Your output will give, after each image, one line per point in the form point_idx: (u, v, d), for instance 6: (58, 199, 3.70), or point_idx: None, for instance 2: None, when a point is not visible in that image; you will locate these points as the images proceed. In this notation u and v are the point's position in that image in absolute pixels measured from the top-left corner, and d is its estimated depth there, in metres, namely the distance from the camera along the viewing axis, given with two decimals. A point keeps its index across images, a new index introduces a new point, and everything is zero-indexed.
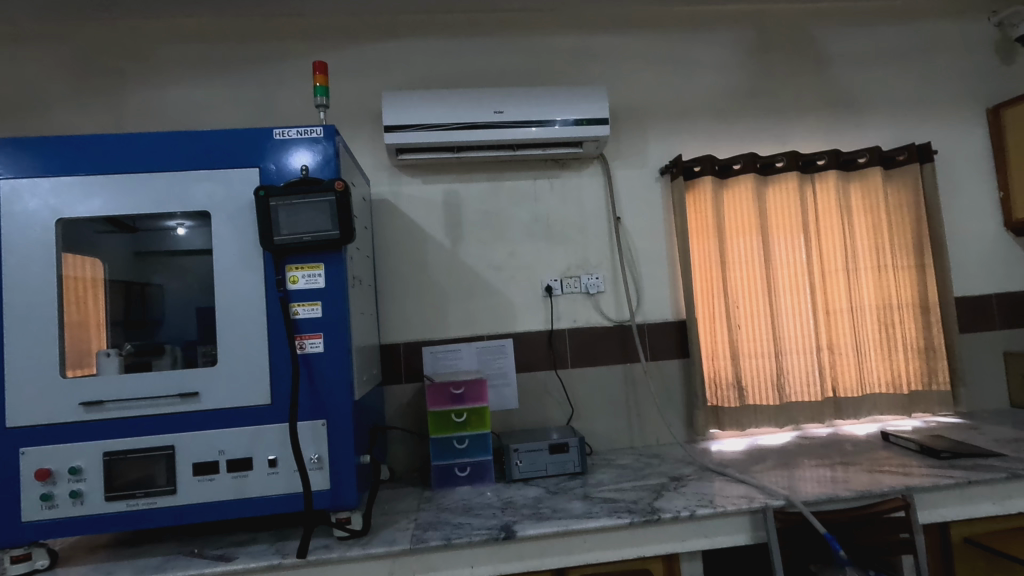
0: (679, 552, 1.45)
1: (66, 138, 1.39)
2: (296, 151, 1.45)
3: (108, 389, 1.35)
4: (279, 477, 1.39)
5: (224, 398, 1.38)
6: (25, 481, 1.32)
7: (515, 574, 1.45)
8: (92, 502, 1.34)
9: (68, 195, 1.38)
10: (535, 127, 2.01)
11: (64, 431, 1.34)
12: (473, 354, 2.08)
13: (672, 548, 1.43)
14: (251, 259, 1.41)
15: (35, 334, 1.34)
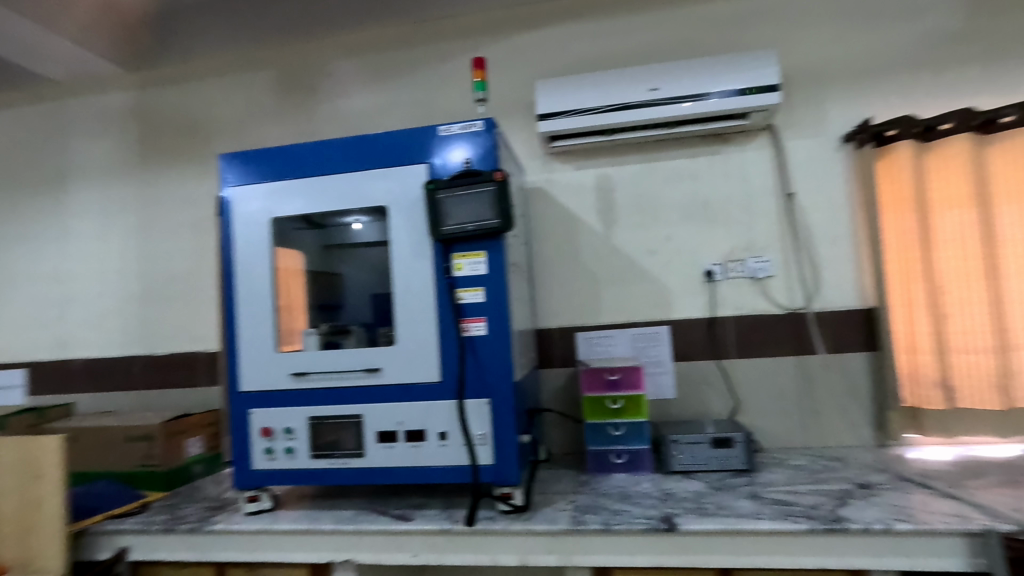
0: (868, 569, 1.29)
1: (277, 149, 1.64)
2: (459, 145, 1.54)
3: (311, 362, 1.58)
4: (448, 450, 1.50)
5: (402, 374, 1.53)
6: (254, 435, 1.60)
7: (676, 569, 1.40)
8: (301, 458, 1.57)
9: (278, 197, 1.62)
10: (690, 102, 1.90)
11: (281, 396, 1.59)
12: (628, 341, 2.04)
13: (860, 563, 1.28)
14: (422, 249, 1.54)
15: (258, 315, 1.61)
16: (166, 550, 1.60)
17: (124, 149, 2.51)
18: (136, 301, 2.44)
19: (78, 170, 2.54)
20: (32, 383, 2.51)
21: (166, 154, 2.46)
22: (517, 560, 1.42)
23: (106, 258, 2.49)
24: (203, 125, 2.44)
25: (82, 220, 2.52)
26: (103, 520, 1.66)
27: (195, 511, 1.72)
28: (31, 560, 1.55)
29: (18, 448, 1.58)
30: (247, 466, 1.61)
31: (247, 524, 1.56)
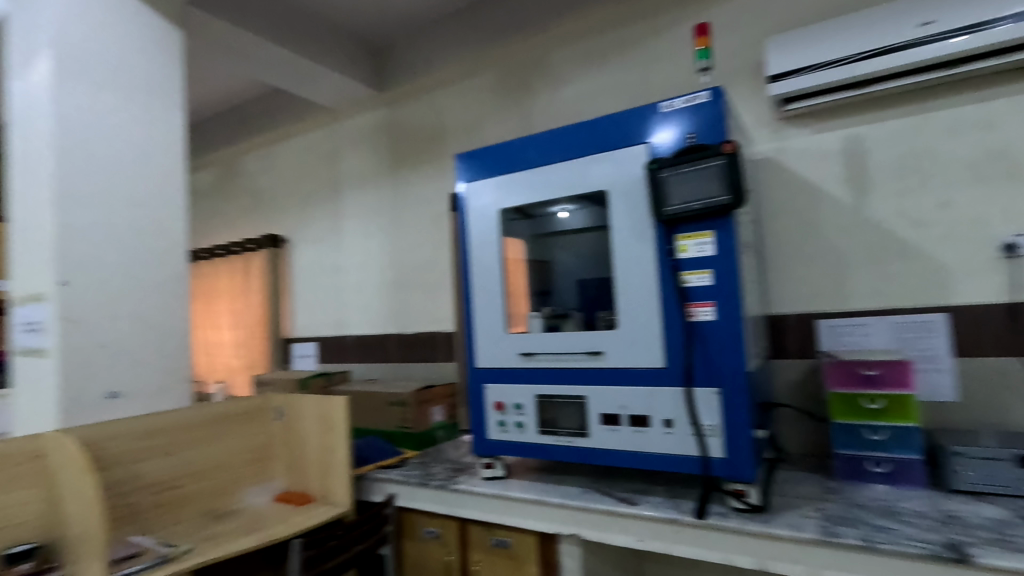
0: None
1: (503, 144, 1.76)
2: (682, 120, 1.46)
3: (538, 343, 1.67)
4: (674, 438, 1.45)
5: (624, 358, 1.52)
6: (489, 408, 1.76)
7: None
8: (529, 432, 1.68)
9: (506, 189, 1.74)
10: (966, 36, 1.57)
11: (511, 374, 1.72)
12: (888, 331, 1.73)
13: None
14: (644, 231, 1.50)
15: (491, 299, 1.75)
16: (422, 500, 1.87)
17: (378, 159, 2.97)
18: (390, 287, 2.89)
19: (347, 180, 3.09)
20: (321, 353, 3.15)
21: (410, 160, 2.84)
22: (754, 564, 1.31)
23: (368, 251, 2.98)
24: (437, 131, 2.76)
25: (351, 221, 3.06)
26: (375, 469, 2.02)
27: (442, 470, 1.97)
28: (328, 493, 1.96)
29: (317, 404, 2.01)
30: (484, 436, 1.77)
31: (485, 487, 1.73)
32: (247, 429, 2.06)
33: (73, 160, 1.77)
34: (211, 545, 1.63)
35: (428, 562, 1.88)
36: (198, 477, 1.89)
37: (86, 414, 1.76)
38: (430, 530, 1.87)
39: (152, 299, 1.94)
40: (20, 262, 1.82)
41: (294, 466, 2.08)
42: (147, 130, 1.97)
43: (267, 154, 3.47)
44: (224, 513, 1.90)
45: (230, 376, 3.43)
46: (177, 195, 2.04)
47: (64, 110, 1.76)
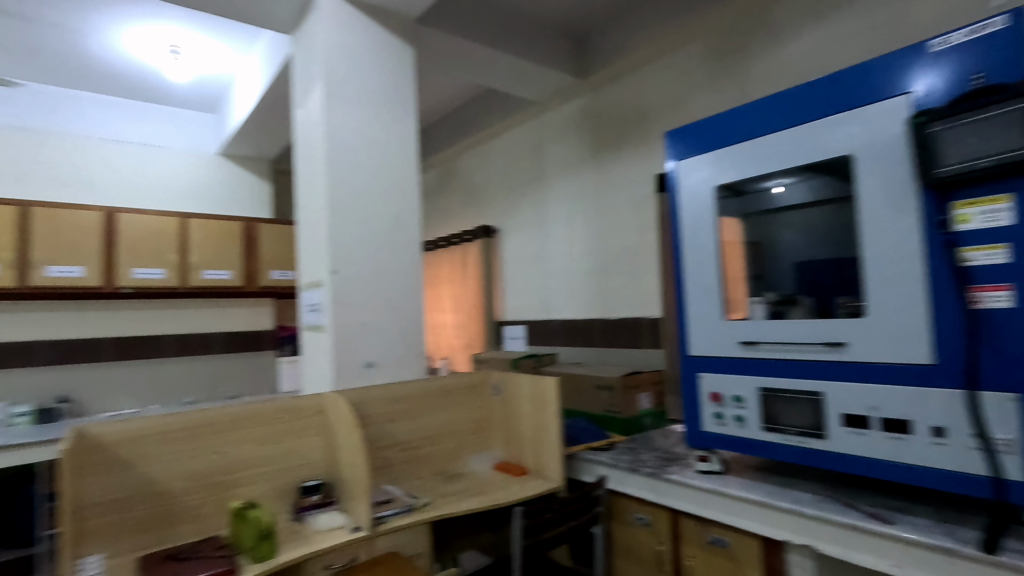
0: None
1: (719, 115, 1.63)
2: (963, 58, 1.17)
3: (762, 332, 1.51)
4: (949, 451, 1.19)
5: (876, 351, 1.30)
6: (705, 399, 1.66)
7: None
8: (753, 428, 1.54)
9: (723, 164, 1.61)
10: None
11: (731, 363, 1.59)
12: None
13: None
14: (903, 201, 1.25)
15: (706, 283, 1.64)
16: (632, 486, 1.86)
17: (582, 146, 3.00)
18: (594, 273, 2.92)
19: (552, 169, 3.19)
20: (530, 336, 3.33)
21: (614, 143, 2.82)
22: None
23: (573, 238, 3.05)
24: (642, 111, 2.68)
25: (556, 209, 3.17)
26: (585, 449, 2.08)
27: (652, 458, 1.93)
28: (541, 467, 2.07)
29: (531, 383, 2.13)
30: (698, 428, 1.68)
31: (700, 481, 1.64)
32: (470, 402, 2.29)
33: (339, 170, 2.14)
34: (445, 501, 1.85)
35: (638, 548, 1.87)
36: (433, 441, 2.16)
37: (352, 380, 2.13)
38: (640, 517, 1.86)
39: (397, 285, 2.26)
40: (305, 255, 2.28)
41: (510, 439, 2.24)
42: (390, 139, 2.29)
43: (480, 152, 3.77)
44: (453, 474, 2.14)
45: (452, 353, 3.84)
46: (413, 193, 2.34)
47: (332, 129, 2.14)
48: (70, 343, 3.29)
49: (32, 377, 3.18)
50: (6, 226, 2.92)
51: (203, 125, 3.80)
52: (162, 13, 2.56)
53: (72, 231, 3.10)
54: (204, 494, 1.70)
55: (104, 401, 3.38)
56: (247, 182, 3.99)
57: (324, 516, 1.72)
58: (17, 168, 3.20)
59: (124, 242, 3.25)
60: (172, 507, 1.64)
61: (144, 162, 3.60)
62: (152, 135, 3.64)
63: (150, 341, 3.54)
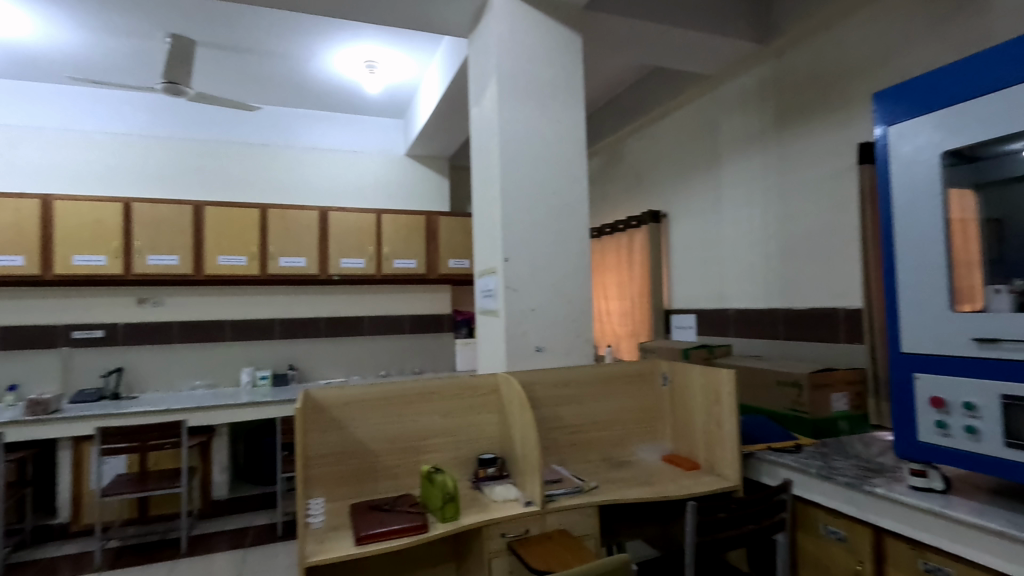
0: None
1: (946, 67, 1.36)
2: None
3: (1005, 327, 1.24)
4: None
5: None
6: (922, 404, 1.42)
7: None
8: (989, 443, 1.28)
9: (952, 125, 1.34)
10: None
11: (959, 364, 1.33)
12: None
13: None
14: None
15: (926, 269, 1.40)
16: (824, 495, 1.68)
17: (763, 119, 2.74)
18: (776, 259, 2.66)
19: (727, 148, 2.97)
20: (700, 326, 3.16)
21: (803, 113, 2.52)
22: None
23: (751, 221, 2.81)
24: (840, 73, 2.36)
25: (732, 191, 2.94)
26: (766, 449, 1.92)
27: (849, 466, 1.71)
28: (715, 464, 1.96)
29: (704, 375, 2.03)
30: (911, 437, 1.45)
31: (913, 498, 1.42)
32: (638, 390, 2.25)
33: (511, 162, 2.24)
34: (613, 488, 1.86)
35: (830, 564, 1.68)
36: (599, 427, 2.18)
37: (524, 363, 2.23)
38: (833, 530, 1.66)
39: (565, 272, 2.31)
40: (480, 245, 2.44)
41: (681, 432, 2.16)
42: (558, 129, 2.34)
43: (647, 135, 3.65)
44: (621, 462, 2.13)
45: (617, 341, 3.81)
46: (581, 181, 2.36)
47: (505, 124, 2.24)
48: (296, 321, 3.96)
49: (270, 349, 3.90)
50: (252, 225, 3.61)
51: (393, 130, 4.27)
52: (362, 34, 2.92)
53: (297, 228, 3.71)
54: (399, 456, 1.93)
55: (320, 370, 4.01)
56: (428, 179, 4.38)
57: (500, 487, 1.84)
58: (258, 177, 3.92)
59: (334, 236, 3.80)
60: (375, 465, 1.89)
61: (347, 166, 4.15)
62: (353, 142, 4.17)
63: (353, 321, 4.10)
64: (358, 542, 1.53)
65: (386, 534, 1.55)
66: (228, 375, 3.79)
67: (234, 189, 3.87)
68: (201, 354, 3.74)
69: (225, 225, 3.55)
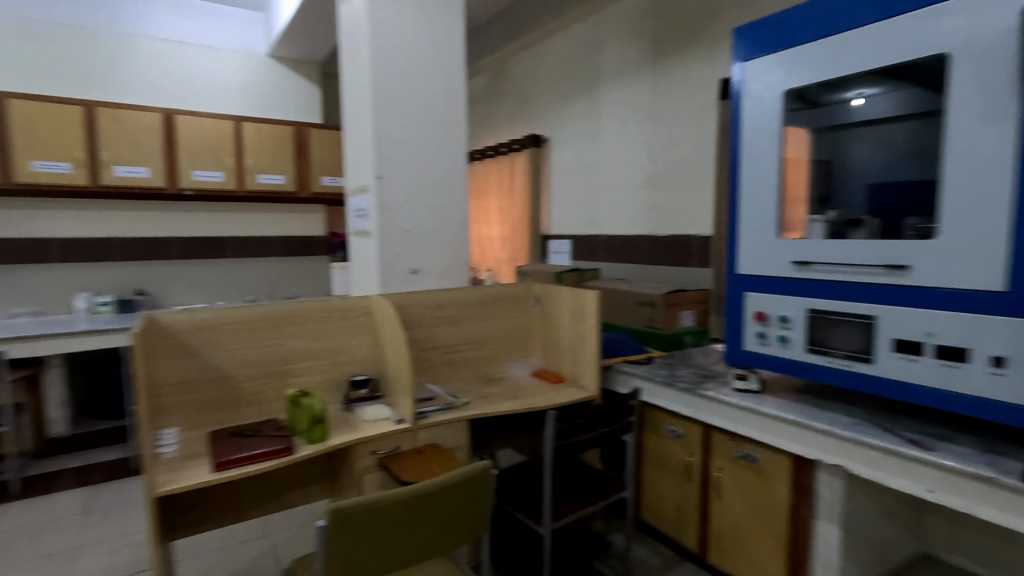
0: None
1: (772, 15, 1.54)
2: None
3: (816, 251, 1.45)
4: (1005, 382, 1.15)
5: (940, 276, 1.23)
6: (747, 319, 1.65)
7: None
8: (797, 349, 1.53)
9: (790, 68, 1.49)
10: None
11: (779, 282, 1.55)
12: None
13: None
14: (1003, 106, 1.12)
15: (760, 199, 1.58)
16: (667, 399, 1.92)
17: (641, 49, 2.79)
18: (645, 189, 2.81)
19: (608, 75, 3.00)
20: (574, 251, 3.30)
21: (676, 45, 2.59)
22: None
23: (626, 149, 2.92)
24: (712, 6, 2.42)
25: (609, 120, 3.01)
26: (622, 361, 2.12)
27: (689, 374, 1.96)
28: (578, 377, 2.12)
29: (572, 296, 2.14)
30: (739, 346, 1.68)
31: (735, 398, 1.68)
32: (511, 312, 2.33)
33: (385, 71, 2.09)
34: (485, 402, 1.95)
35: (669, 458, 1.96)
36: (474, 346, 2.24)
37: (398, 285, 2.20)
38: (672, 429, 1.93)
39: (441, 193, 2.26)
40: (351, 160, 2.28)
41: (550, 349, 2.29)
42: (438, 39, 2.20)
43: (533, 54, 3.57)
44: (493, 379, 2.23)
45: (497, 266, 3.88)
46: (459, 97, 2.27)
47: (376, 27, 2.06)
48: (141, 241, 3.51)
49: (111, 270, 3.45)
50: (76, 126, 3.06)
51: (253, 26, 3.76)
52: None
53: (137, 133, 3.21)
54: (263, 382, 1.84)
55: (175, 296, 3.64)
56: (296, 86, 3.95)
57: (370, 407, 1.84)
58: (81, 68, 3.29)
59: (183, 144, 3.34)
60: (236, 392, 1.80)
61: (198, 63, 3.61)
62: (204, 35, 3.62)
63: (213, 242, 3.73)
64: (216, 468, 1.46)
65: (246, 458, 1.50)
66: (58, 301, 3.31)
67: (48, 79, 3.21)
68: (21, 277, 3.22)
69: (39, 124, 2.97)
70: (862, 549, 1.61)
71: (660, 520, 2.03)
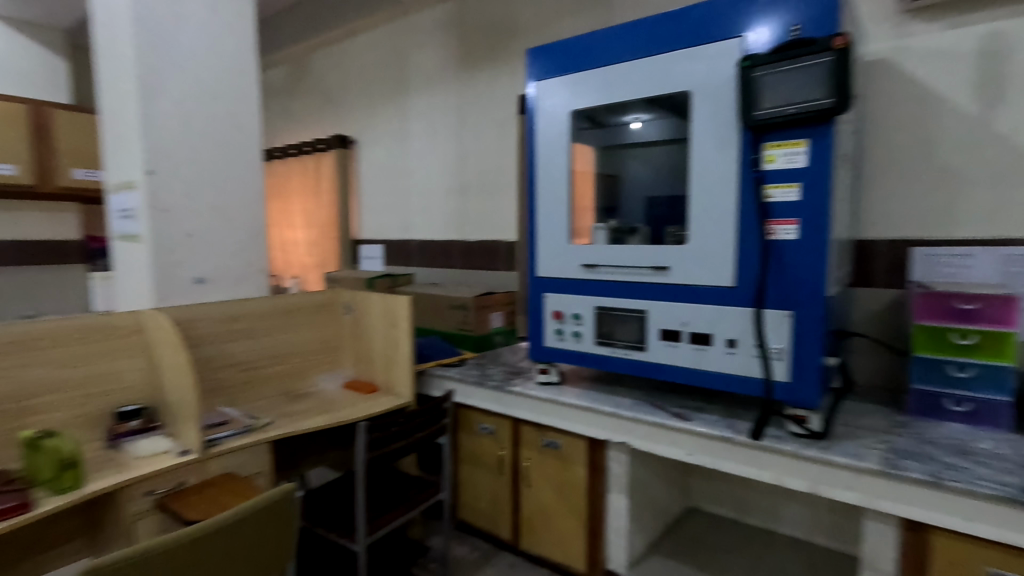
0: None
1: (559, 41, 1.70)
2: (762, 22, 1.33)
3: (600, 254, 1.65)
4: (737, 358, 1.43)
5: (691, 275, 1.48)
6: (546, 317, 1.79)
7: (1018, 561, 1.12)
8: (587, 342, 1.71)
9: (574, 91, 1.67)
10: None
11: (571, 283, 1.72)
12: (994, 264, 1.60)
13: None
14: (728, 138, 1.40)
15: (554, 207, 1.73)
16: (478, 398, 1.99)
17: (446, 59, 2.85)
18: (454, 196, 2.89)
19: (415, 81, 3.01)
20: (386, 256, 3.25)
21: (479, 60, 2.71)
22: (806, 487, 1.32)
23: (435, 156, 2.96)
24: (509, 27, 2.59)
25: (418, 125, 3.02)
26: (435, 365, 2.14)
27: (499, 372, 2.06)
28: (392, 385, 2.09)
29: (384, 302, 2.09)
30: (540, 343, 1.82)
31: (538, 391, 1.81)
32: (319, 321, 2.19)
33: (153, 50, 1.81)
34: (290, 420, 1.80)
35: (482, 454, 2.04)
36: (276, 361, 2.05)
37: (179, 296, 1.92)
38: (484, 426, 2.01)
39: (231, 193, 2.03)
40: (110, 150, 1.92)
41: (361, 357, 2.21)
42: (222, 21, 1.98)
43: (336, 52, 3.42)
44: (299, 394, 2.07)
45: (303, 272, 3.63)
46: (250, 88, 2.07)
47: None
48: None
49: None
50: None
51: None
52: None
53: None
54: None
55: None
56: (31, 55, 3.21)
57: (144, 441, 1.57)
58: None
59: None
60: None
61: None
62: None
63: None
64: None
65: None
66: None
67: None
68: None
69: None
70: (644, 511, 1.86)
71: (476, 516, 2.10)
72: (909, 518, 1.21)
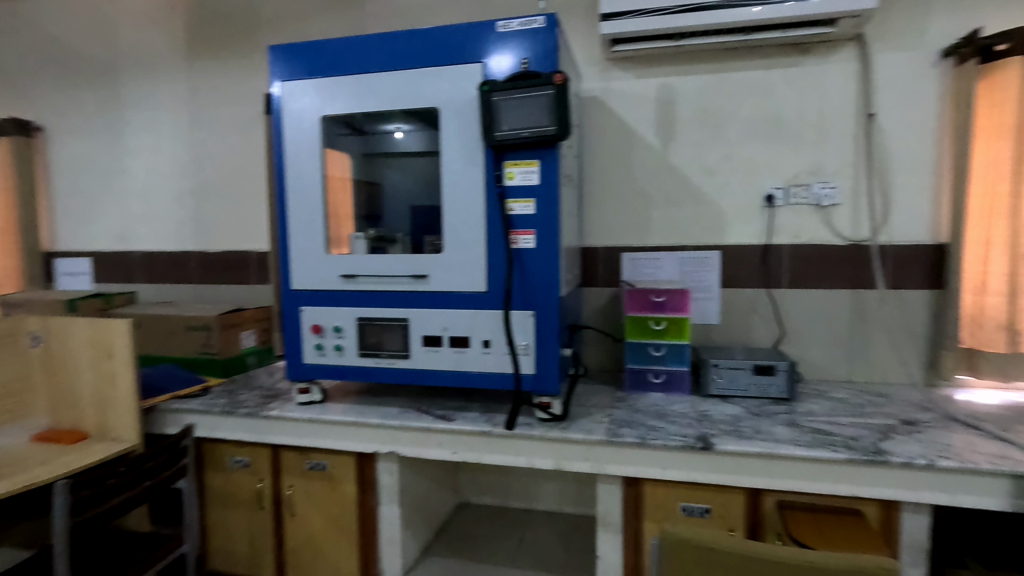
0: (875, 493, 1.32)
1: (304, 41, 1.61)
2: (499, 54, 1.47)
3: (359, 264, 1.62)
4: (491, 357, 1.56)
5: (448, 282, 1.56)
6: (304, 332, 1.69)
7: (695, 491, 1.45)
8: (350, 355, 1.66)
9: (323, 96, 1.60)
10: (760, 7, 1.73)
11: (330, 295, 1.65)
12: (675, 264, 2.05)
13: (875, 493, 1.32)
14: (474, 155, 1.51)
15: (308, 216, 1.64)
16: (227, 429, 1.77)
17: (171, 42, 2.47)
18: (187, 200, 2.51)
19: (128, 64, 2.54)
20: (96, 272, 2.66)
21: (213, 49, 2.41)
22: (552, 464, 1.50)
23: (160, 153, 2.53)
24: (248, 18, 2.36)
25: (135, 117, 2.55)
26: (170, 398, 1.83)
27: (252, 397, 1.86)
28: (108, 429, 1.71)
29: (91, 328, 1.70)
30: (299, 361, 1.70)
31: (299, 412, 1.69)
32: None
33: None
34: None
35: (236, 491, 1.81)
36: None
37: None
38: (237, 459, 1.79)
39: None
40: None
41: (60, 400, 1.76)
42: None
43: (8, 12, 2.68)
44: None
45: None
46: None
47: None
48: None
49: None
50: None
51: None
52: None
53: None
54: None
55: None
56: None
57: None
58: None
59: None
60: None
61: None
62: None
63: None
64: None
65: None
66: None
67: None
68: None
69: None
70: (417, 516, 1.89)
71: (231, 562, 1.86)
72: (626, 475, 1.47)
